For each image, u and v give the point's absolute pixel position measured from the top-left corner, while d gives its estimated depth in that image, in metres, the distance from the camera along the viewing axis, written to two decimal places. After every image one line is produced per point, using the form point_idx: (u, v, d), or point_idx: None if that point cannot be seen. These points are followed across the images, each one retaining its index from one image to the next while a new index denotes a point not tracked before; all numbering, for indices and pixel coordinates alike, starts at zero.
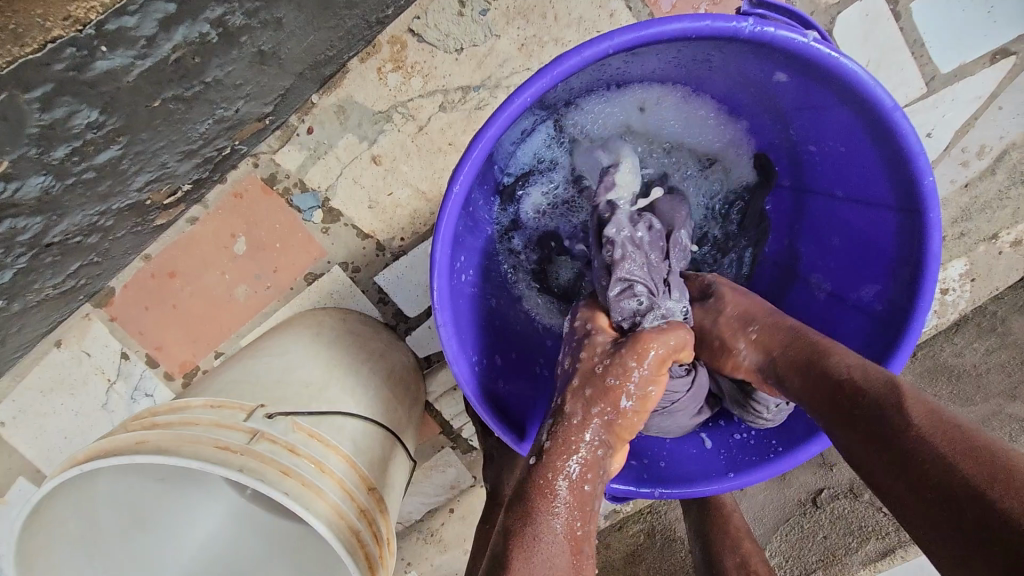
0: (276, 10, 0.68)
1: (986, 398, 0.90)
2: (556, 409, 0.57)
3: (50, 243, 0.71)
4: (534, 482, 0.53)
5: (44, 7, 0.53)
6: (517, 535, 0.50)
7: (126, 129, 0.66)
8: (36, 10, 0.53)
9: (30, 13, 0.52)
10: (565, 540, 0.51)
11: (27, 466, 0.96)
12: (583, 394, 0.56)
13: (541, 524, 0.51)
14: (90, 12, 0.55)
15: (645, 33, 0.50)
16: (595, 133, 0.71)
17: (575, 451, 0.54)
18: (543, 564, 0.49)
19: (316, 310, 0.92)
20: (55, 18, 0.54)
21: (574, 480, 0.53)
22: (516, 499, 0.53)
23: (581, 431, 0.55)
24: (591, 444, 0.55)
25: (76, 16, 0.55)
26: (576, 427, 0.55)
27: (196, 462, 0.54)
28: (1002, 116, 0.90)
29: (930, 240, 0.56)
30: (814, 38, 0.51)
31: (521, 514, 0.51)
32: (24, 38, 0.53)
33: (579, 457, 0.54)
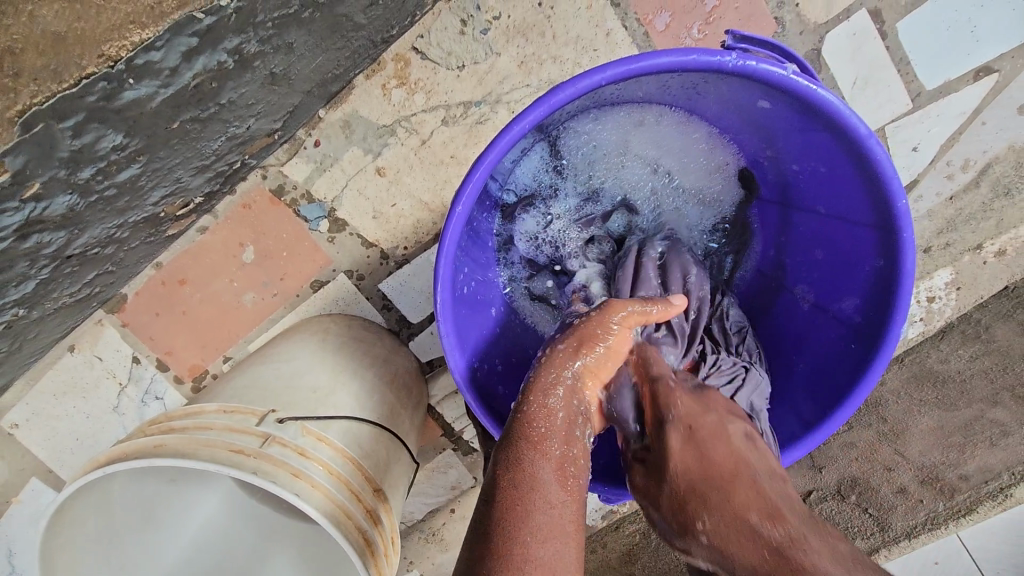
0: (288, 35, 0.72)
1: (969, 403, 0.96)
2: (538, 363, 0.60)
3: (70, 255, 0.75)
4: (522, 433, 0.55)
5: (80, 48, 0.57)
6: (506, 474, 0.52)
7: (146, 149, 0.70)
8: (73, 51, 0.57)
9: (68, 54, 0.57)
10: (553, 473, 0.53)
11: (41, 467, 0.99)
12: (568, 350, 0.60)
13: (534, 473, 0.53)
14: (122, 50, 0.59)
15: (635, 66, 0.53)
16: (587, 154, 0.75)
17: (553, 394, 0.57)
18: (542, 509, 0.50)
19: (322, 316, 0.95)
20: (90, 56, 0.58)
21: (557, 427, 0.56)
22: (504, 443, 0.55)
23: (558, 379, 0.58)
24: (569, 383, 0.59)
25: (110, 54, 0.58)
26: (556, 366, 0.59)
27: (213, 465, 0.57)
28: (986, 131, 0.93)
29: (905, 258, 0.59)
30: (794, 70, 0.54)
31: (512, 451, 0.54)
32: (62, 75, 0.57)
33: (557, 400, 0.57)
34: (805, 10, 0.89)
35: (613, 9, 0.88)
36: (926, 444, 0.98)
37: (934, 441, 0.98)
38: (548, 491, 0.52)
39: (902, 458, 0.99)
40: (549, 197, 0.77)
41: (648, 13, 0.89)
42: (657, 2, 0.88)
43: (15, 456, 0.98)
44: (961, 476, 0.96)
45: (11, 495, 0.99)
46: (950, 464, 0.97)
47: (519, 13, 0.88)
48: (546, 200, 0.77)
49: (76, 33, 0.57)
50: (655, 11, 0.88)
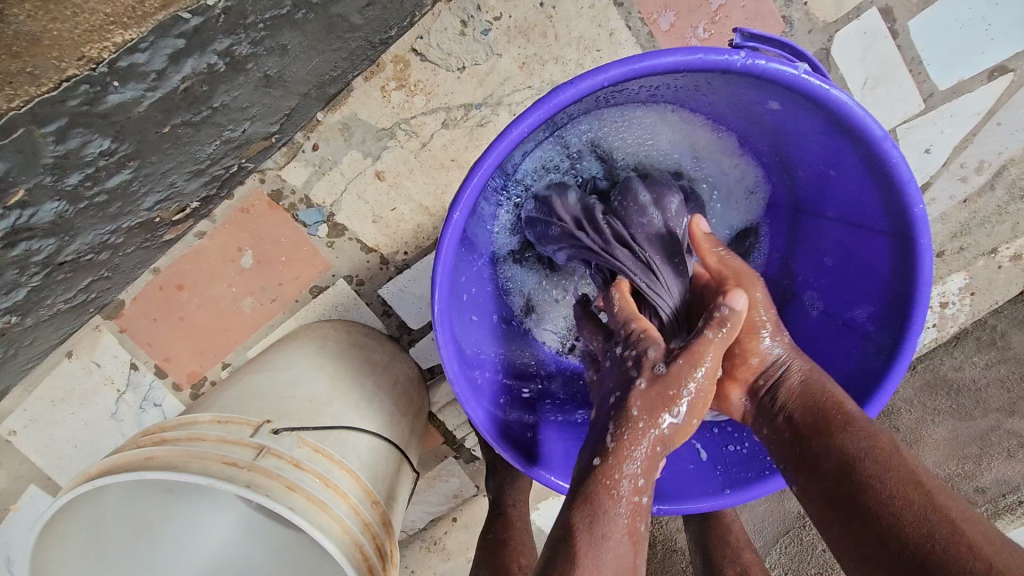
0: (281, 37, 0.70)
1: (984, 413, 0.93)
2: (619, 407, 0.55)
3: (62, 261, 0.73)
4: (600, 481, 0.52)
5: (59, 51, 0.54)
6: (584, 539, 0.50)
7: (137, 154, 0.68)
8: (51, 53, 0.54)
9: (46, 57, 0.54)
10: (628, 538, 0.51)
11: (38, 474, 0.98)
12: (652, 395, 0.54)
13: (607, 519, 0.51)
14: (104, 51, 0.57)
15: (639, 66, 0.51)
16: (588, 153, 0.72)
17: (642, 446, 0.54)
18: (613, 555, 0.50)
19: (322, 322, 0.93)
20: (70, 59, 0.56)
21: (637, 482, 0.53)
22: (579, 499, 0.52)
23: (644, 428, 0.54)
24: (660, 440, 0.55)
25: (90, 56, 0.57)
26: (651, 418, 0.54)
27: (203, 478, 0.56)
28: (1001, 132, 0.90)
29: (922, 265, 0.57)
30: (805, 69, 0.52)
31: (586, 515, 0.51)
32: (41, 79, 0.55)
33: (642, 454, 0.54)
34: (815, 9, 0.86)
35: (617, 8, 0.86)
36: (943, 454, 0.93)
37: (949, 452, 0.94)
38: (621, 559, 0.50)
39: None
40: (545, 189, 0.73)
41: (652, 12, 0.87)
42: (662, 1, 0.86)
43: (12, 464, 0.96)
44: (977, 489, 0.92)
45: (9, 503, 0.98)
46: (967, 476, 0.92)
47: (520, 13, 0.86)
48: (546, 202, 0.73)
49: (53, 36, 0.53)
50: (660, 10, 0.86)
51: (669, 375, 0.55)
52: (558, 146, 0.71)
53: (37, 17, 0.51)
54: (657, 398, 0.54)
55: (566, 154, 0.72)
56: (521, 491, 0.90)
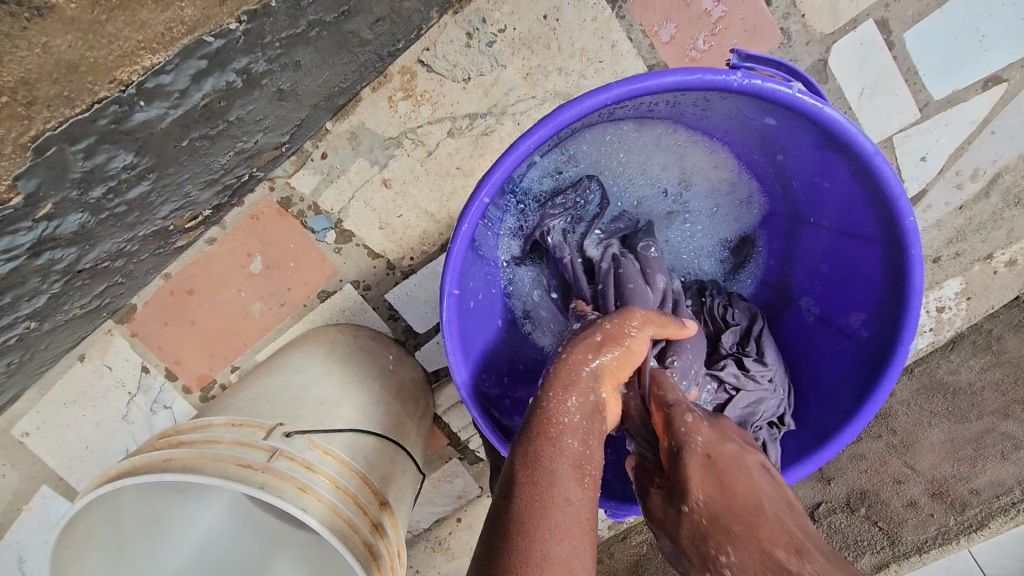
0: (296, 53, 0.73)
1: (979, 416, 0.93)
2: (559, 354, 0.60)
3: (82, 269, 0.76)
4: (538, 415, 0.54)
5: (94, 76, 0.55)
6: (521, 466, 0.50)
7: (156, 166, 0.71)
8: (87, 78, 0.54)
9: (82, 81, 0.54)
10: (566, 463, 0.51)
11: (51, 474, 1.00)
12: (602, 347, 0.59)
13: (545, 450, 0.51)
14: (133, 74, 0.58)
15: (640, 85, 0.53)
16: (591, 166, 0.74)
17: (578, 382, 0.56)
18: (548, 474, 0.50)
19: (329, 327, 0.95)
20: (102, 82, 0.56)
21: (575, 412, 0.55)
22: (521, 436, 0.53)
23: (580, 366, 0.57)
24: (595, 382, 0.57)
25: (121, 79, 0.57)
26: (580, 356, 0.58)
27: (220, 480, 0.58)
28: (995, 140, 0.92)
29: (913, 276, 0.59)
30: (800, 88, 0.54)
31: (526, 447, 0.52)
32: (75, 101, 0.55)
33: (580, 391, 0.56)
34: (812, 21, 0.89)
35: (619, 21, 0.88)
36: (938, 456, 0.94)
37: (945, 454, 0.94)
38: (561, 484, 0.49)
39: (913, 472, 0.96)
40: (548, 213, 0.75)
41: (653, 24, 0.89)
42: (663, 13, 0.88)
43: (25, 464, 0.99)
44: (972, 491, 0.90)
45: (22, 503, 1.00)
46: (961, 477, 0.92)
47: (524, 25, 0.88)
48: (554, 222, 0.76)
49: (90, 62, 0.53)
50: (661, 22, 0.89)
51: (600, 330, 0.62)
52: (564, 161, 0.73)
53: (79, 47, 0.51)
54: (583, 345, 0.59)
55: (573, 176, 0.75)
56: None
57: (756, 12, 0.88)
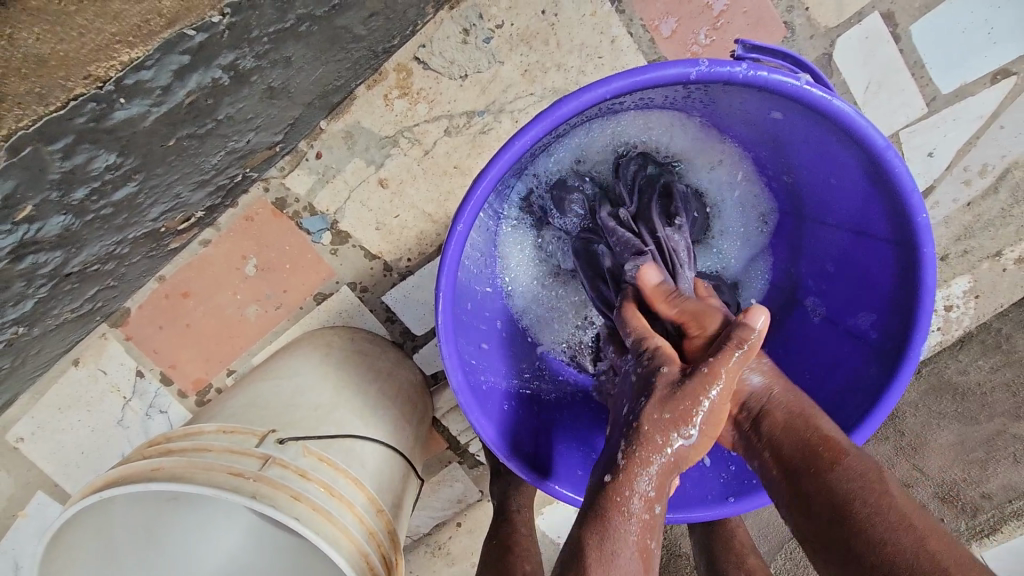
0: (285, 49, 0.71)
1: (990, 417, 0.93)
2: (633, 424, 0.53)
3: (69, 273, 0.74)
4: (610, 500, 0.51)
5: (65, 70, 0.53)
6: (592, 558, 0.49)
7: (142, 167, 0.69)
8: (58, 73, 0.53)
9: (54, 77, 0.53)
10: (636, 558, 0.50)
11: (46, 480, 0.98)
12: (666, 411, 0.52)
13: (617, 541, 0.50)
14: (110, 70, 0.57)
15: (641, 79, 0.51)
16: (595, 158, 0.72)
17: (655, 469, 0.52)
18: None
19: (325, 329, 0.94)
20: (76, 78, 0.55)
21: (648, 499, 0.52)
22: (587, 521, 0.51)
23: (661, 445, 0.52)
24: (668, 463, 0.53)
25: (97, 75, 0.56)
26: (653, 449, 0.52)
27: (210, 489, 0.56)
28: (1004, 135, 0.90)
29: (925, 274, 0.57)
30: (808, 80, 0.52)
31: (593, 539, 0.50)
32: (49, 98, 0.54)
33: (656, 475, 0.52)
34: (816, 14, 0.87)
35: (618, 16, 0.87)
36: (947, 459, 0.94)
37: (954, 456, 0.94)
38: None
39: (920, 474, 0.95)
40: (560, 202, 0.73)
41: (654, 18, 0.87)
42: (664, 7, 0.86)
43: (19, 470, 0.97)
44: (983, 494, 0.93)
45: (17, 508, 0.99)
46: (971, 481, 0.93)
47: (522, 21, 0.86)
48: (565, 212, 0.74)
49: (59, 57, 0.52)
50: (662, 16, 0.87)
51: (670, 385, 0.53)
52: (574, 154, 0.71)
53: (47, 40, 0.50)
54: (656, 424, 0.52)
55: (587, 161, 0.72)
56: (526, 496, 0.90)
57: (759, 5, 0.86)
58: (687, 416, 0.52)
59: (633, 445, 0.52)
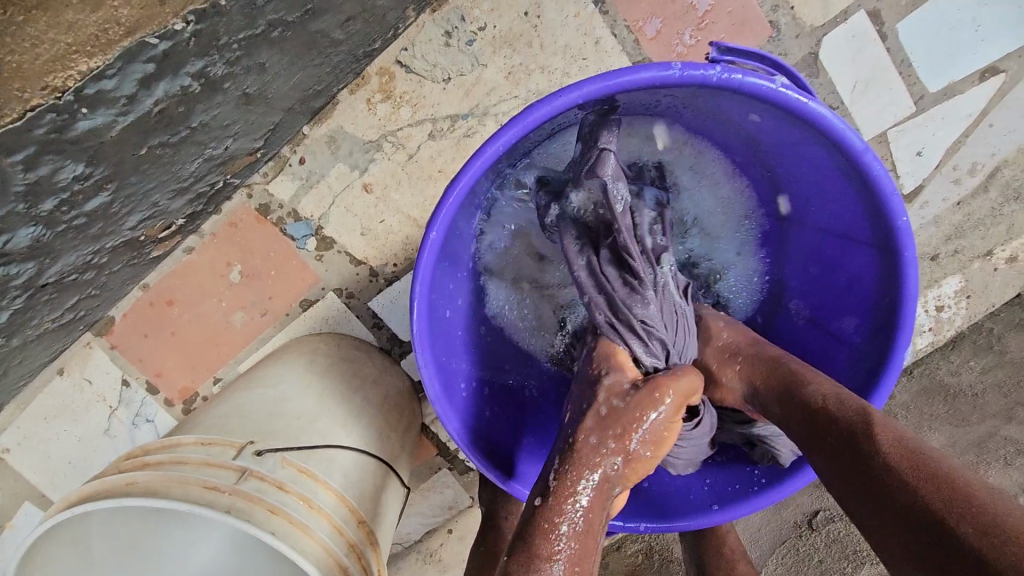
0: (258, 55, 0.70)
1: (981, 419, 0.92)
2: (567, 446, 0.55)
3: (44, 283, 0.73)
4: (538, 524, 0.51)
5: (20, 81, 0.53)
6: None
7: (114, 176, 0.68)
8: (12, 84, 0.52)
9: (6, 87, 0.52)
10: None
11: (33, 491, 0.97)
12: (602, 430, 0.55)
13: (546, 568, 0.48)
14: (68, 81, 0.56)
15: (611, 83, 0.51)
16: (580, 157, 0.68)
17: (583, 493, 0.52)
18: None
19: (312, 337, 0.92)
20: (33, 89, 0.54)
21: (580, 526, 0.51)
22: (519, 546, 0.50)
23: (591, 469, 0.53)
24: (599, 488, 0.53)
25: (54, 85, 0.55)
26: (582, 472, 0.53)
27: (184, 505, 0.55)
28: (993, 134, 0.89)
29: (907, 278, 0.57)
30: (783, 82, 0.51)
31: (522, 558, 0.49)
32: (4, 109, 0.54)
33: (585, 500, 0.52)
34: (802, 13, 0.86)
35: (602, 17, 0.86)
36: None
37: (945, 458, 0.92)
38: None
39: None
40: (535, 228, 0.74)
41: (638, 19, 0.86)
42: (648, 8, 0.86)
43: (6, 481, 0.96)
44: None
45: (3, 520, 0.97)
46: None
47: (506, 23, 0.85)
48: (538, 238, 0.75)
49: (13, 69, 0.52)
50: (646, 17, 0.86)
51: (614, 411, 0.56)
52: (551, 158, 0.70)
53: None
54: (593, 444, 0.55)
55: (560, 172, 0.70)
56: (515, 503, 0.88)
57: (743, 5, 0.85)
58: (630, 431, 0.55)
59: (564, 466, 0.54)
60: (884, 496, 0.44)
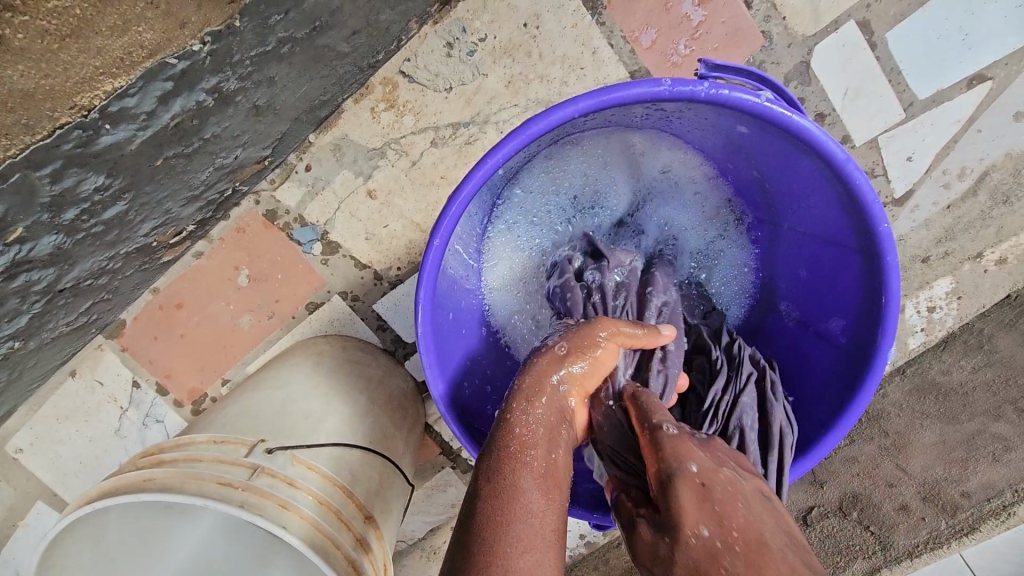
0: (269, 70, 0.73)
1: (971, 416, 0.94)
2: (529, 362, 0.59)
3: (62, 289, 0.76)
4: (504, 423, 0.53)
5: (51, 102, 0.54)
6: (492, 474, 0.49)
7: (130, 186, 0.71)
8: (44, 105, 0.54)
9: (39, 108, 0.54)
10: (535, 484, 0.49)
11: (46, 490, 1.00)
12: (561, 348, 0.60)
13: (516, 461, 0.50)
14: (95, 100, 0.58)
15: (606, 98, 0.54)
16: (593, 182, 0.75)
17: (542, 395, 0.56)
18: (519, 489, 0.48)
19: (318, 339, 0.95)
20: (62, 108, 0.56)
21: (541, 423, 0.54)
22: (489, 449, 0.52)
23: (552, 375, 0.57)
24: (557, 397, 0.57)
25: (82, 104, 0.57)
26: (543, 376, 0.57)
27: (199, 500, 0.58)
28: (982, 139, 0.91)
29: (890, 282, 0.59)
30: (769, 97, 0.54)
31: (492, 456, 0.51)
32: (35, 128, 0.55)
33: (546, 402, 0.56)
34: (793, 23, 0.88)
35: (599, 28, 0.88)
36: (930, 459, 0.95)
37: (937, 456, 0.95)
38: (530, 500, 0.48)
39: (905, 473, 0.97)
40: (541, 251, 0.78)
41: (633, 29, 0.88)
42: (644, 18, 0.88)
43: (20, 480, 0.99)
44: (964, 493, 0.93)
45: (18, 518, 1.00)
46: (953, 480, 0.94)
47: (505, 34, 0.88)
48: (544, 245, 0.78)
49: (45, 90, 0.53)
50: (642, 27, 0.88)
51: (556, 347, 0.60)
52: (555, 183, 0.74)
53: (31, 76, 0.50)
54: (546, 357, 0.59)
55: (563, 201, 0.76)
56: None
57: (736, 16, 0.87)
58: (581, 350, 0.60)
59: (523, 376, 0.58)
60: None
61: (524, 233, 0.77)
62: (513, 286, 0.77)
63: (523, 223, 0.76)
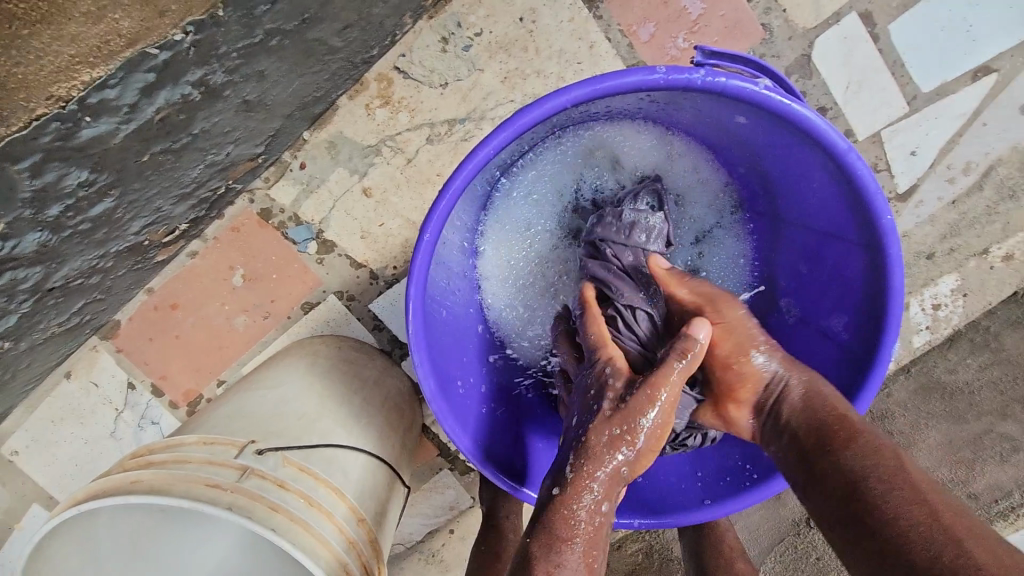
0: (258, 64, 0.72)
1: (978, 416, 0.93)
2: (580, 437, 0.56)
3: (52, 287, 0.75)
4: (557, 513, 0.54)
5: (27, 92, 0.55)
6: (540, 562, 0.52)
7: (118, 182, 0.70)
8: (20, 95, 0.55)
9: (14, 99, 0.54)
10: (582, 572, 0.52)
11: (40, 493, 0.99)
12: (613, 417, 0.56)
13: (563, 555, 0.52)
14: (72, 90, 0.58)
15: (599, 86, 0.52)
16: (593, 169, 0.74)
17: (596, 480, 0.54)
18: None
19: (313, 339, 0.93)
20: (38, 99, 0.56)
21: (594, 512, 0.54)
22: (538, 533, 0.53)
23: (608, 456, 0.55)
24: (613, 474, 0.55)
25: (59, 95, 0.57)
26: (597, 458, 0.54)
27: (188, 502, 0.56)
28: (987, 133, 0.90)
29: (893, 275, 0.58)
30: (766, 85, 0.53)
31: (544, 546, 0.52)
32: (10, 119, 0.56)
33: (598, 486, 0.54)
34: (794, 16, 0.87)
35: (596, 21, 0.87)
36: (936, 458, 0.93)
37: (942, 456, 0.94)
38: None
39: None
40: (543, 242, 0.77)
41: (632, 23, 0.87)
42: (641, 13, 0.87)
43: (14, 483, 0.98)
44: (970, 494, 0.92)
45: (12, 521, 0.99)
46: (959, 481, 0.92)
47: (501, 28, 0.87)
48: (543, 237, 0.77)
49: (19, 80, 0.53)
50: (640, 21, 0.87)
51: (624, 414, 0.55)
52: (550, 178, 0.73)
53: (3, 66, 0.50)
54: (605, 431, 0.55)
55: (564, 189, 0.75)
56: (515, 503, 0.89)
57: (736, 8, 0.86)
58: (638, 419, 0.55)
59: (580, 458, 0.55)
60: (867, 529, 0.48)
61: (524, 227, 0.75)
62: (511, 281, 0.76)
63: (520, 217, 0.75)
